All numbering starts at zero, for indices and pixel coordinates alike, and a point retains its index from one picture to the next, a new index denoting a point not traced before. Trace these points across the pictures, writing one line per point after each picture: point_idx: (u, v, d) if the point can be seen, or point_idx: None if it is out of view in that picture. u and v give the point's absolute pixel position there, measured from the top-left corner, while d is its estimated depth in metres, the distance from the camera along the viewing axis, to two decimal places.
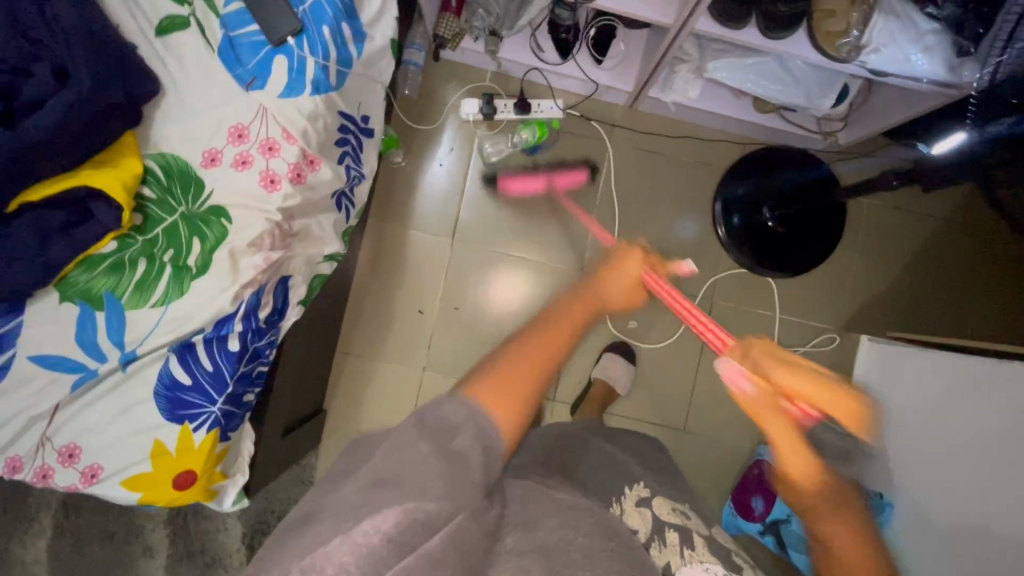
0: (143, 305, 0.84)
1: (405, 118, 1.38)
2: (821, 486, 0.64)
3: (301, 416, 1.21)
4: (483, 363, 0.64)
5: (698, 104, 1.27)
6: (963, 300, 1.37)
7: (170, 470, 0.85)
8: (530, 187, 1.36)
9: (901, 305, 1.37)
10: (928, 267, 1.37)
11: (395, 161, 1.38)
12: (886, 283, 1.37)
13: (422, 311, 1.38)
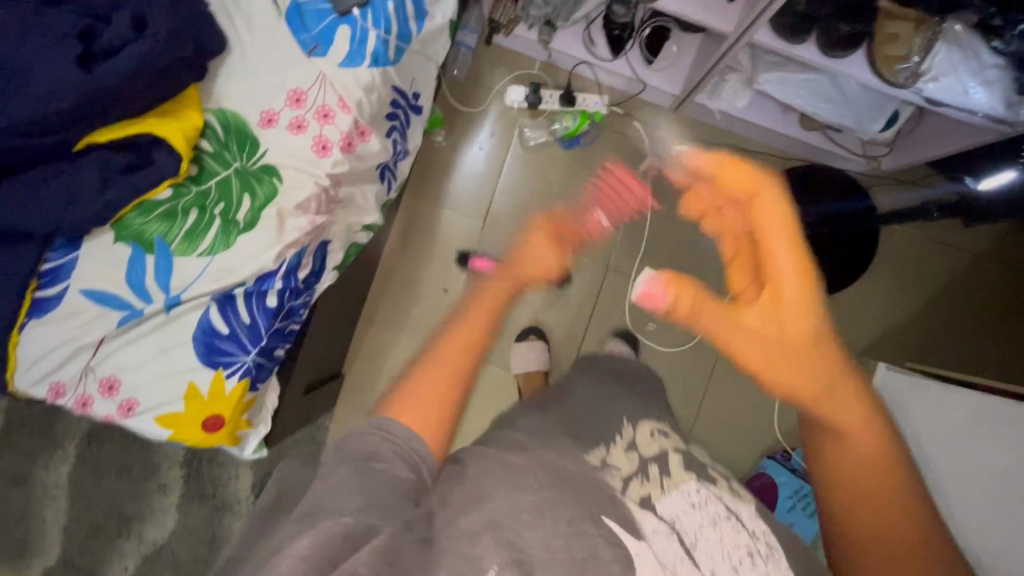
0: (191, 254, 0.88)
1: (451, 99, 1.40)
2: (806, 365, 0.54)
3: (322, 377, 1.26)
4: (397, 382, 0.63)
5: (745, 114, 1.27)
6: (984, 338, 1.36)
7: (201, 412, 0.89)
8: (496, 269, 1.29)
9: (922, 336, 1.37)
10: (953, 300, 1.37)
11: (436, 140, 1.40)
12: (909, 313, 1.37)
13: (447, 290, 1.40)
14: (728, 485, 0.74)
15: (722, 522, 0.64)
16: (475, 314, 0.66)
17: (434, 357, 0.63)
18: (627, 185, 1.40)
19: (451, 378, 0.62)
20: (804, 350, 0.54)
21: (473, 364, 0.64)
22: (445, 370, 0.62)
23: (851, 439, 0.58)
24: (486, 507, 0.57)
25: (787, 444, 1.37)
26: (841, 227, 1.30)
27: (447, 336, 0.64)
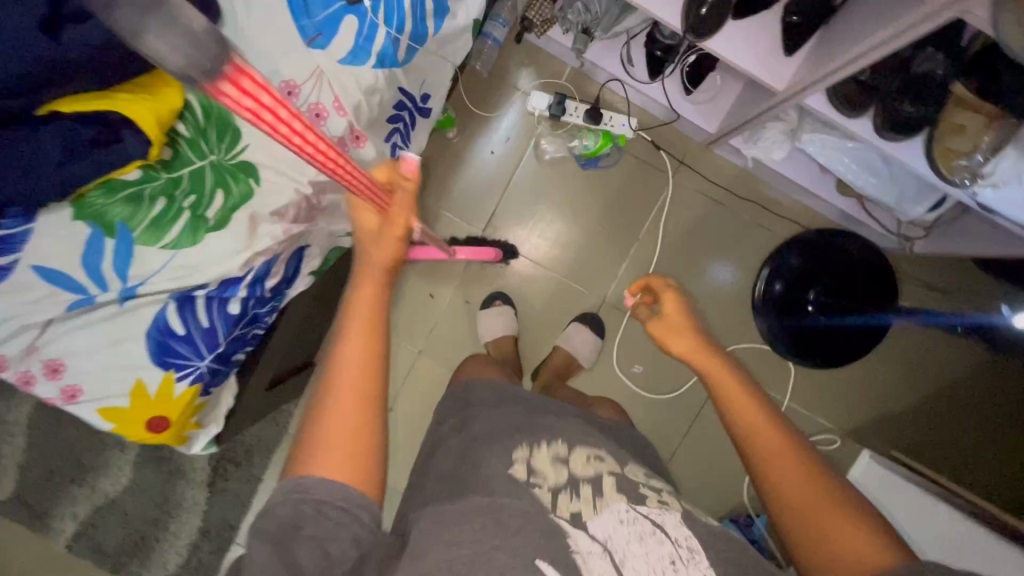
0: (154, 244, 0.81)
1: (468, 96, 1.30)
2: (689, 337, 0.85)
3: (290, 370, 1.21)
4: (306, 434, 0.65)
5: (779, 165, 1.17)
6: (981, 445, 1.30)
7: (146, 411, 0.85)
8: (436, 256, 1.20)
9: (915, 430, 1.31)
10: (957, 399, 1.30)
11: (447, 137, 1.30)
12: (905, 398, 1.32)
13: (434, 295, 1.34)
14: (655, 498, 0.70)
15: (646, 536, 0.64)
16: (357, 345, 0.69)
17: (333, 411, 0.64)
18: (639, 217, 1.31)
19: (364, 422, 0.65)
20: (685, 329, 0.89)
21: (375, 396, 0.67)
22: (344, 409, 0.65)
23: (738, 400, 0.72)
24: (422, 560, 0.58)
25: (754, 510, 1.31)
26: (846, 288, 1.24)
27: (337, 381, 0.67)
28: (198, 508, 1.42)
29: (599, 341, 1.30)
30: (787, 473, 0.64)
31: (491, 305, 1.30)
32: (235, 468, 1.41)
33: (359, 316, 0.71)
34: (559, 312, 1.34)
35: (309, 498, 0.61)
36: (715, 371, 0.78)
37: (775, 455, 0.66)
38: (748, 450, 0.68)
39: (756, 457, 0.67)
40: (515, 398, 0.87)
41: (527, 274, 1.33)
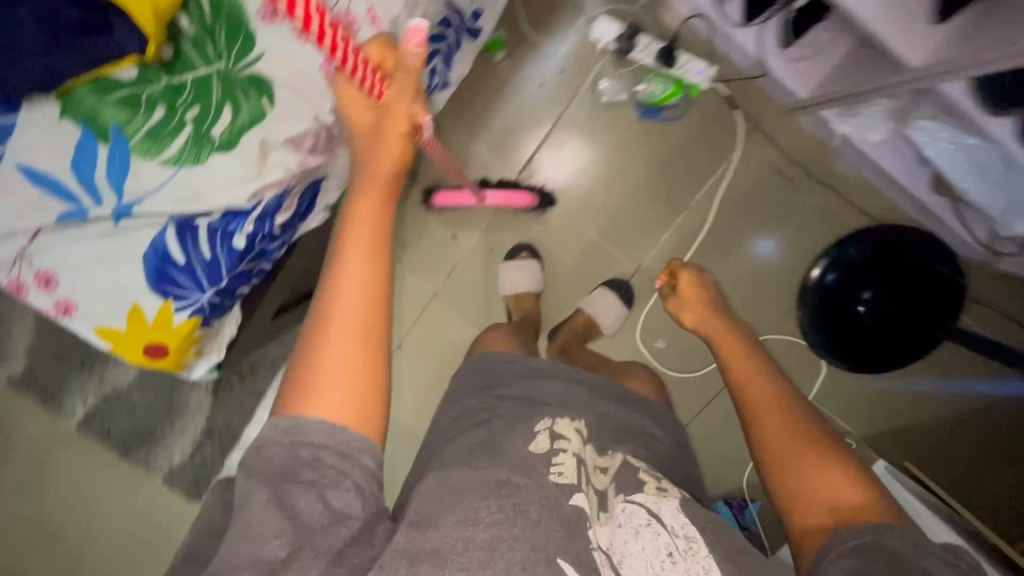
0: (152, 159, 0.71)
1: (525, 14, 1.16)
2: (695, 304, 0.89)
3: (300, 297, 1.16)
4: (299, 369, 0.59)
5: (866, 148, 1.02)
6: (1010, 488, 1.18)
7: (142, 338, 0.80)
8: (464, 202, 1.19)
9: (939, 453, 1.21)
10: (993, 433, 1.20)
11: (495, 58, 1.17)
12: (940, 419, 1.21)
13: (456, 236, 1.26)
14: (653, 485, 0.63)
15: (640, 529, 0.57)
16: (353, 267, 0.61)
17: (328, 345, 0.59)
18: (694, 182, 1.16)
19: (363, 356, 0.59)
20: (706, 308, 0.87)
21: (377, 325, 0.61)
22: (341, 348, 0.59)
23: (746, 372, 0.74)
24: (432, 531, 0.50)
25: (749, 494, 1.24)
26: (912, 293, 1.10)
27: (330, 309, 0.60)
28: (202, 410, 1.44)
29: (625, 310, 1.19)
30: (786, 441, 0.66)
31: (517, 256, 1.21)
32: (240, 381, 1.41)
33: (358, 237, 0.63)
34: (587, 272, 1.22)
35: (332, 446, 0.56)
36: (729, 346, 0.80)
37: (777, 425, 0.68)
38: (750, 421, 0.70)
39: (756, 428, 0.69)
40: (536, 373, 0.78)
41: (558, 228, 1.22)
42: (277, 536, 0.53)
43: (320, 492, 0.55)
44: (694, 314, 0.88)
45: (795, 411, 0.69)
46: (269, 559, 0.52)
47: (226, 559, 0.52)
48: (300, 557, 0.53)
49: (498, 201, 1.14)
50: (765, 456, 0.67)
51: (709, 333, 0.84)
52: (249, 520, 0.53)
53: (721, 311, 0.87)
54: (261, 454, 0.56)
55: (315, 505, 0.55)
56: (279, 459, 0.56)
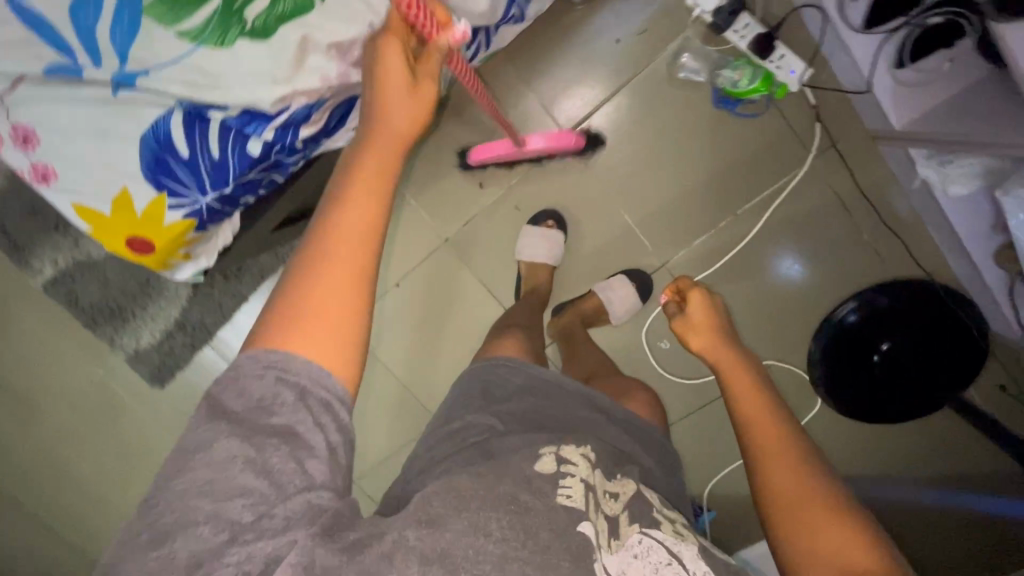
0: (167, 26, 0.60)
1: None
2: (703, 330, 0.81)
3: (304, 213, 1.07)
4: (279, 294, 0.52)
5: (940, 202, 0.95)
6: None
7: (128, 228, 0.71)
8: (498, 149, 1.10)
9: (924, 534, 1.10)
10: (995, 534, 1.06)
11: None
12: (931, 500, 1.11)
13: (483, 184, 1.17)
14: (670, 525, 0.59)
15: (660, 567, 0.54)
16: (357, 201, 0.55)
17: (321, 278, 0.52)
18: (747, 189, 1.07)
19: (355, 292, 0.53)
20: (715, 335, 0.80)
21: (373, 264, 0.55)
22: (332, 286, 0.52)
23: (753, 413, 0.69)
24: (443, 533, 0.50)
25: (707, 502, 1.21)
26: (931, 355, 1.04)
27: (327, 239, 0.53)
28: (178, 299, 1.36)
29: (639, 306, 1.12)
30: (795, 494, 0.61)
31: (541, 223, 1.13)
32: (222, 279, 1.33)
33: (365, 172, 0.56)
34: (608, 256, 1.15)
35: (316, 393, 0.49)
36: (734, 382, 0.74)
37: (786, 475, 0.62)
38: (756, 469, 0.65)
39: (763, 477, 0.64)
40: (535, 389, 0.74)
41: (592, 202, 1.13)
42: (242, 496, 0.45)
43: (293, 450, 0.47)
44: (699, 340, 0.81)
45: (803, 456, 0.64)
46: (232, 520, 0.44)
47: (182, 511, 0.44)
48: (267, 525, 0.45)
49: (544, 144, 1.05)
50: (771, 510, 0.61)
51: (716, 364, 0.78)
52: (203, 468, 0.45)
53: (732, 339, 0.80)
54: (236, 388, 0.48)
55: (287, 464, 0.47)
56: (258, 397, 0.48)
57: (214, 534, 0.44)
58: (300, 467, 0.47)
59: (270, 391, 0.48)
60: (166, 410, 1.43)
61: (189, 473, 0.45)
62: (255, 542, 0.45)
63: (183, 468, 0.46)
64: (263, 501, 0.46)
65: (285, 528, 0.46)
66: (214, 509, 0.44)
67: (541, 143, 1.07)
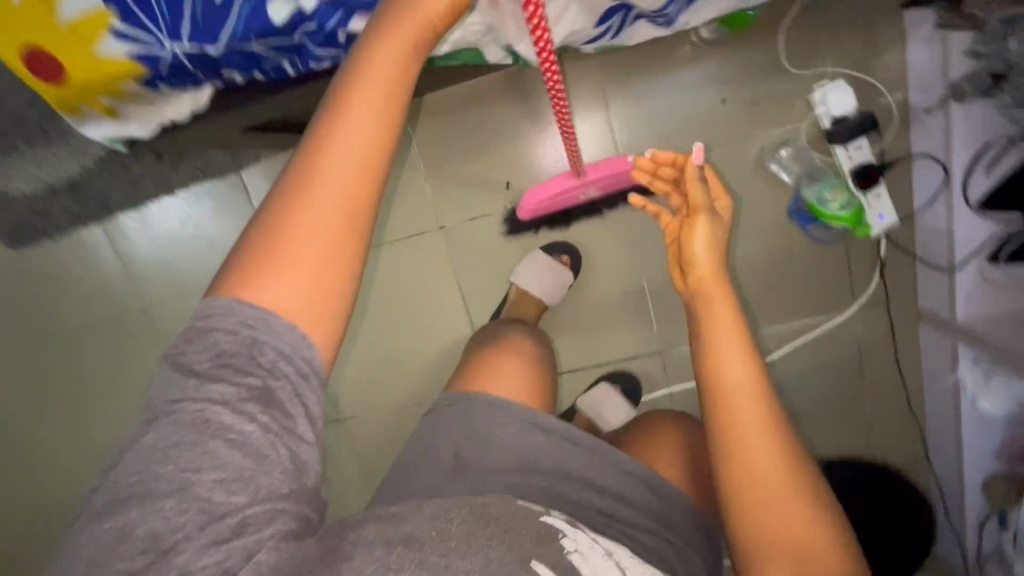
0: None
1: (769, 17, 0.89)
2: (699, 233, 0.67)
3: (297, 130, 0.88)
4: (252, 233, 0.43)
5: (959, 407, 0.86)
6: None
7: (38, 37, 0.62)
8: (553, 182, 0.92)
9: None
10: None
11: (699, 35, 0.89)
12: None
13: (508, 184, 0.99)
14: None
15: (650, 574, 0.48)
16: (348, 132, 0.44)
17: (307, 212, 0.42)
18: (778, 311, 0.97)
19: (340, 243, 0.43)
20: (714, 248, 0.66)
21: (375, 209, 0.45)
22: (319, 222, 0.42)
23: (727, 355, 0.59)
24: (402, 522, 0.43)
25: None
26: (888, 551, 0.92)
27: (308, 177, 0.43)
28: (84, 161, 1.04)
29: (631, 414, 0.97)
30: (760, 447, 0.55)
31: (555, 255, 0.97)
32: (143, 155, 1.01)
33: (375, 84, 0.46)
34: (607, 320, 1.01)
35: (292, 361, 0.41)
36: (710, 315, 0.62)
37: (754, 430, 0.56)
38: (720, 426, 0.57)
39: (731, 435, 0.56)
40: (518, 469, 0.61)
41: (617, 254, 0.99)
42: (213, 469, 0.38)
43: (283, 428, 0.40)
44: (695, 243, 0.66)
45: (768, 395, 0.58)
46: (199, 497, 0.38)
47: (141, 480, 0.37)
48: (247, 520, 0.39)
49: (607, 169, 0.88)
50: (732, 479, 0.55)
51: (700, 289, 0.64)
52: (147, 455, 0.38)
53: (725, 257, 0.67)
54: (202, 341, 0.40)
55: (274, 448, 0.40)
56: (231, 355, 0.39)
57: (180, 515, 0.37)
58: (281, 441, 0.40)
59: (248, 344, 0.40)
60: (37, 284, 1.16)
61: (148, 436, 0.38)
62: (228, 540, 0.38)
63: (144, 429, 0.39)
64: (236, 478, 0.39)
65: (269, 518, 0.39)
66: (181, 479, 0.38)
67: (605, 174, 0.89)
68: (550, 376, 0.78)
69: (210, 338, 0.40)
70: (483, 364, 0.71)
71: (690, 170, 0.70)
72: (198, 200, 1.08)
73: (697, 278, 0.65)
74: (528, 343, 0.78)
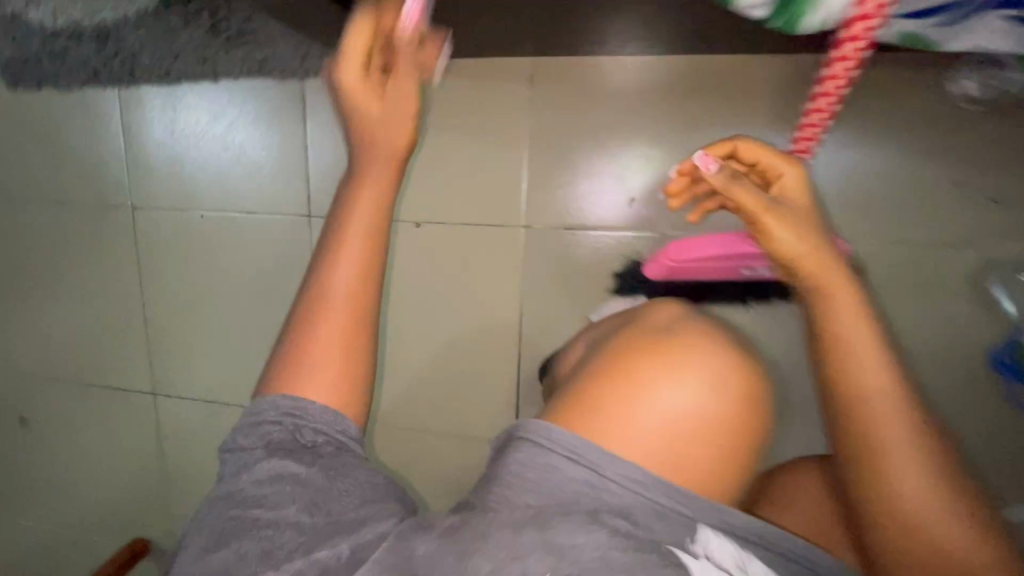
0: None
1: None
2: (771, 237, 0.45)
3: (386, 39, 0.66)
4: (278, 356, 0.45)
5: None
6: None
7: None
8: (702, 246, 0.61)
9: None
10: None
11: (966, 92, 0.64)
12: None
13: (631, 204, 0.76)
14: None
15: None
16: (363, 222, 0.46)
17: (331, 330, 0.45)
18: None
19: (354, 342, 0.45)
20: (802, 236, 0.45)
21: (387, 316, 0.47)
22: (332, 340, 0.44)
23: (858, 361, 0.44)
24: None
25: None
26: None
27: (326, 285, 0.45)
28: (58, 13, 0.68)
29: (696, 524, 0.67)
30: (913, 475, 0.43)
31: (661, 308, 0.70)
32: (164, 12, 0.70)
33: (379, 176, 0.46)
34: None
35: (334, 435, 0.43)
36: (833, 313, 0.45)
37: (902, 460, 0.43)
38: (853, 452, 0.45)
39: (867, 463, 0.44)
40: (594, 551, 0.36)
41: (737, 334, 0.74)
42: (294, 500, 0.39)
43: (342, 465, 0.41)
44: (778, 244, 0.45)
45: (914, 403, 0.44)
46: (290, 521, 0.38)
47: (237, 524, 0.38)
48: (328, 525, 0.38)
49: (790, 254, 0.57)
50: (882, 520, 0.43)
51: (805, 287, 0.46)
52: (234, 508, 0.39)
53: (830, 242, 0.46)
54: (253, 429, 0.43)
55: (331, 474, 0.40)
56: (277, 441, 0.41)
57: (277, 537, 0.37)
58: (341, 471, 0.41)
59: (290, 432, 0.42)
60: (28, 141, 0.97)
61: (226, 503, 0.40)
62: (331, 542, 0.37)
63: (220, 501, 0.40)
64: (318, 501, 0.39)
65: (368, 517, 0.39)
66: (273, 515, 0.38)
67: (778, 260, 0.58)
68: (755, 421, 0.42)
69: (250, 424, 0.43)
70: (594, 400, 0.41)
71: (714, 182, 0.46)
72: (240, 99, 0.87)
73: (796, 276, 0.46)
74: (712, 361, 0.42)
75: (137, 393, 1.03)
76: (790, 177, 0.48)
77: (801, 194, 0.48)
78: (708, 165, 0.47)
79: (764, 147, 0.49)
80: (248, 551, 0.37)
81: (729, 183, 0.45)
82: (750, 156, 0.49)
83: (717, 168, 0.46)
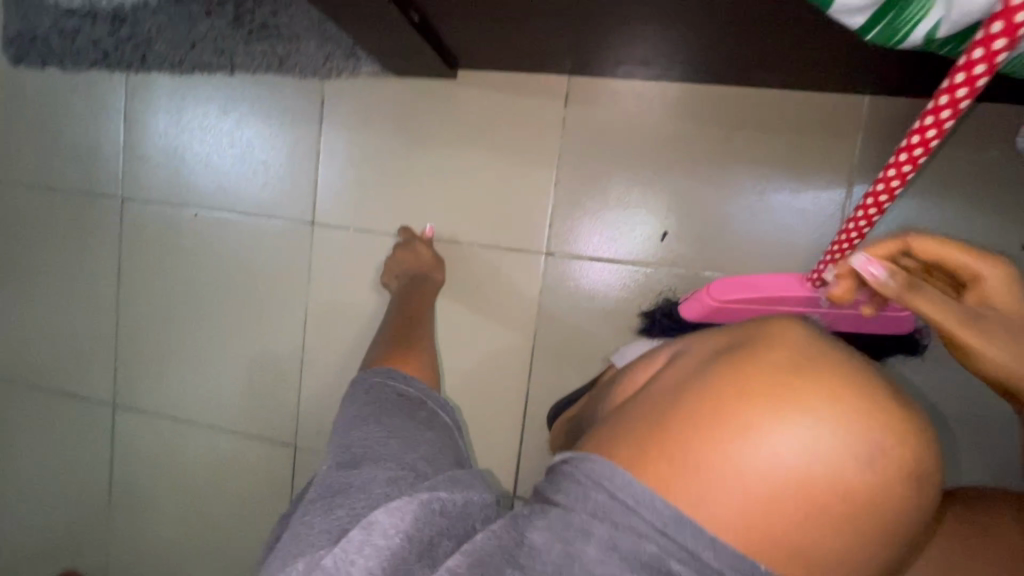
0: None
1: None
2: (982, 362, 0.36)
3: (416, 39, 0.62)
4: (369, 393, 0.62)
5: None
6: None
7: None
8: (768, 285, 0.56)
9: None
10: None
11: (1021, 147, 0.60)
12: None
13: (664, 239, 0.70)
14: None
15: None
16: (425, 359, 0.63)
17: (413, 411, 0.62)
18: None
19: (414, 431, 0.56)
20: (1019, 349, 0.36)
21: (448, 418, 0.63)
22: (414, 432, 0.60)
23: None
24: None
25: None
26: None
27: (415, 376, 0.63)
28: None
29: None
30: None
31: None
32: None
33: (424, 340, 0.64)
34: None
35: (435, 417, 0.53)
36: None
37: None
38: None
39: None
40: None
41: None
42: (406, 461, 0.45)
43: (438, 438, 0.49)
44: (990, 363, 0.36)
45: None
46: (406, 472, 0.44)
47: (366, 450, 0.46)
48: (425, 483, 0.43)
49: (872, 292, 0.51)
50: None
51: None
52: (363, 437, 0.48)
53: None
54: (375, 387, 0.54)
55: (430, 451, 0.47)
56: (402, 401, 0.53)
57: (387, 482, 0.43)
58: (442, 451, 0.48)
59: (409, 400, 0.53)
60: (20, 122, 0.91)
61: (354, 435, 0.48)
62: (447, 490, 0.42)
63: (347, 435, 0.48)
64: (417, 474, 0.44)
65: (469, 482, 0.44)
66: (391, 460, 0.45)
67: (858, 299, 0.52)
68: (889, 498, 0.33)
69: (381, 397, 0.52)
70: (672, 449, 0.35)
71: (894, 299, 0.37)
72: (252, 95, 0.82)
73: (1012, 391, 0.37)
74: (835, 420, 0.32)
75: (94, 402, 0.93)
76: (994, 281, 0.37)
77: (1010, 301, 0.37)
78: (871, 270, 0.37)
79: (948, 242, 0.39)
80: (383, 477, 0.43)
81: (915, 302, 0.36)
82: (927, 250, 0.39)
83: (884, 274, 0.37)
